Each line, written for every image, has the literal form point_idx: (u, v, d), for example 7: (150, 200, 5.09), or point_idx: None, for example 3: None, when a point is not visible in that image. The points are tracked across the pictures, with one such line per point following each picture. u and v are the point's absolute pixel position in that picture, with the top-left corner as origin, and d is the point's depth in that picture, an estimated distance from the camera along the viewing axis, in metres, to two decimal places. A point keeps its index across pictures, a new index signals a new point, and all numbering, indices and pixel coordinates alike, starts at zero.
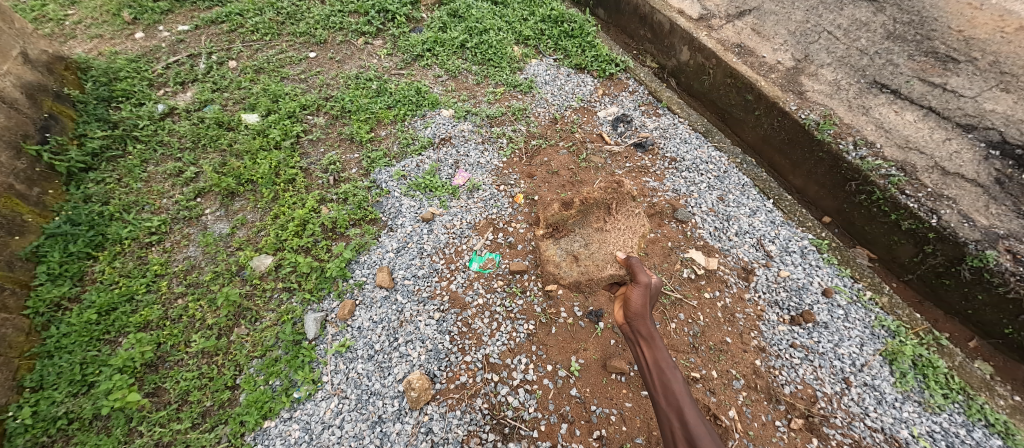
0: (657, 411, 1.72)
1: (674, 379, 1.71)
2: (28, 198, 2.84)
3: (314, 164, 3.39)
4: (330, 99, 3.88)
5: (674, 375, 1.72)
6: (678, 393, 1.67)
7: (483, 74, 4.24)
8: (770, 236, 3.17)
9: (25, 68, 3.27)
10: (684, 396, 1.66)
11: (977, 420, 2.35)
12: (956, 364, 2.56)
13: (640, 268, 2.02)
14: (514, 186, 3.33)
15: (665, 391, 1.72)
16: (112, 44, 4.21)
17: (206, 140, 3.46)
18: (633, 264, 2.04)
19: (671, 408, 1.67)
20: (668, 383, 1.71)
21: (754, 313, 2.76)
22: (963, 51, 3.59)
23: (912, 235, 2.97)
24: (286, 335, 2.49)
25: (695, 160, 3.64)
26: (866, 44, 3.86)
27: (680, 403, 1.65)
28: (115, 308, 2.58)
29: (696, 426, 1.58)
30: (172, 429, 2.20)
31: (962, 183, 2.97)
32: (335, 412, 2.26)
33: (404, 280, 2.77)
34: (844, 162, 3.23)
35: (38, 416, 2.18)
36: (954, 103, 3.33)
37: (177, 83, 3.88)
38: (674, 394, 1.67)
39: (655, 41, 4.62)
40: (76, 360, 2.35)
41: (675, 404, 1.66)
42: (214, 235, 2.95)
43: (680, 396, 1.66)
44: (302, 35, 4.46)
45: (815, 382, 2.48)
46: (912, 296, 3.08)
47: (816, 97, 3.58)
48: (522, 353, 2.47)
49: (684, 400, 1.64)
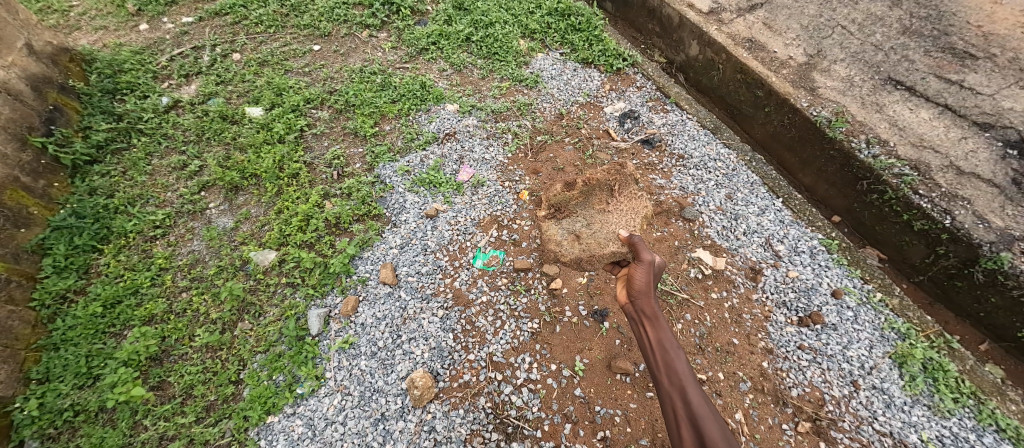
0: (658, 391, 1.67)
1: (676, 357, 1.68)
2: (34, 190, 2.84)
3: (318, 159, 3.36)
4: (334, 93, 3.84)
5: (676, 353, 1.69)
6: (681, 372, 1.63)
7: (489, 68, 4.19)
8: (778, 236, 3.12)
9: (29, 60, 3.25)
10: (687, 374, 1.63)
11: (988, 425, 2.30)
12: (966, 368, 2.51)
13: (643, 247, 2.05)
14: (519, 183, 3.29)
15: (668, 370, 1.68)
16: (116, 36, 4.19)
17: (210, 134, 3.44)
18: (635, 242, 2.06)
19: (674, 386, 1.63)
20: (670, 361, 1.68)
21: (761, 314, 2.72)
22: (982, 47, 3.49)
23: (925, 236, 2.90)
24: (290, 331, 2.48)
25: (703, 158, 3.58)
26: (881, 39, 3.76)
27: (683, 382, 1.61)
28: (120, 301, 2.58)
29: (698, 404, 1.54)
30: (176, 423, 2.20)
31: (978, 183, 2.90)
32: (337, 408, 2.26)
33: (408, 277, 2.75)
34: (855, 160, 3.16)
35: (45, 408, 2.19)
36: (971, 100, 3.24)
37: (181, 75, 3.86)
38: (676, 372, 1.64)
39: (663, 35, 4.54)
40: (81, 352, 2.36)
41: (677, 383, 1.62)
42: (218, 229, 2.95)
43: (682, 375, 1.63)
44: (306, 28, 4.42)
45: (823, 385, 2.44)
46: (922, 297, 3.02)
47: (829, 93, 3.50)
48: (526, 352, 2.45)
49: (686, 378, 1.60)
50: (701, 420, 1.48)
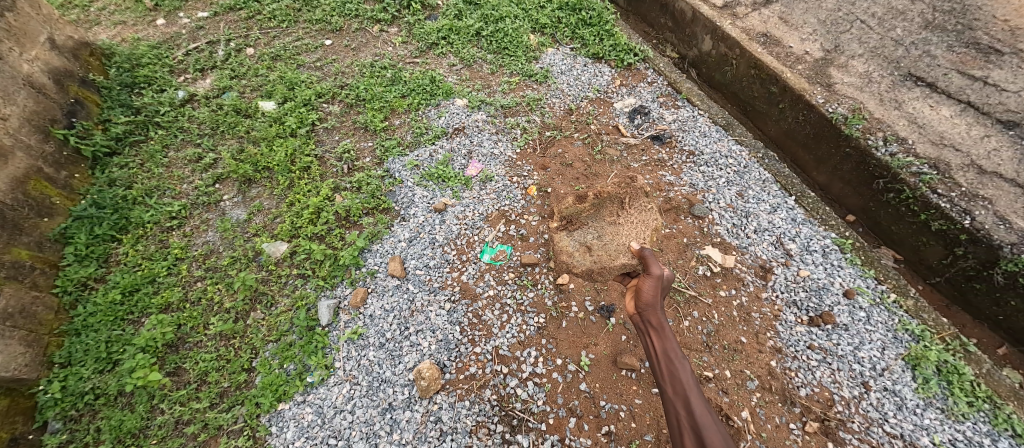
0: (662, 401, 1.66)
1: (681, 367, 1.67)
2: (56, 181, 2.92)
3: (329, 152, 3.41)
4: (345, 87, 3.88)
5: (680, 363, 1.68)
6: (685, 381, 1.63)
7: (498, 63, 4.19)
8: (790, 234, 3.08)
9: (52, 54, 3.33)
10: (691, 383, 1.62)
11: (1003, 430, 2.25)
12: (983, 372, 2.46)
13: (652, 260, 1.99)
14: (527, 178, 3.30)
15: (672, 379, 1.67)
16: (134, 30, 4.28)
17: (224, 127, 3.51)
18: (647, 256, 2.01)
19: (677, 394, 1.62)
20: (675, 371, 1.67)
21: (771, 313, 2.69)
22: (1008, 42, 3.38)
23: (943, 237, 2.84)
24: (300, 321, 2.53)
25: (714, 155, 3.54)
26: (902, 34, 3.67)
27: (687, 392, 1.60)
28: (138, 289, 2.65)
29: (701, 412, 1.54)
30: (192, 408, 2.27)
31: (1000, 183, 2.82)
32: (346, 397, 2.30)
33: (416, 270, 2.78)
34: (872, 158, 3.10)
35: (67, 391, 2.27)
36: (995, 97, 3.15)
37: (197, 69, 3.94)
38: (680, 382, 1.63)
39: (676, 30, 4.49)
40: (101, 338, 2.43)
41: (681, 393, 1.61)
42: (231, 221, 3.01)
43: (686, 385, 1.62)
44: (318, 22, 4.47)
45: (833, 386, 2.41)
46: (938, 300, 2.96)
47: (845, 89, 3.43)
48: (532, 346, 2.46)
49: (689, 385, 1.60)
50: (704, 431, 1.48)
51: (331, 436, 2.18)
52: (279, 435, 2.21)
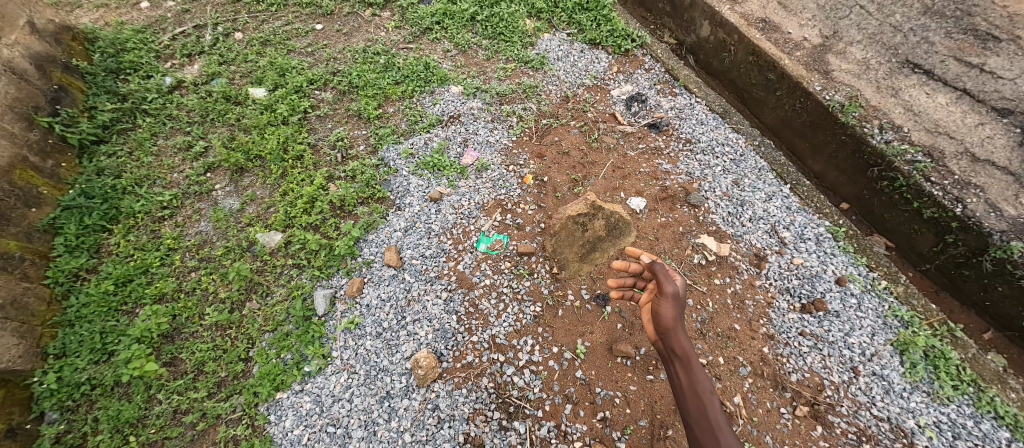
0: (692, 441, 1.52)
1: (712, 407, 1.50)
2: (43, 170, 2.85)
3: (322, 140, 3.36)
4: (337, 74, 3.81)
5: (711, 402, 1.51)
6: (718, 424, 1.47)
7: (494, 49, 4.12)
8: (785, 222, 3.09)
9: (32, 38, 3.23)
10: (723, 425, 1.47)
11: (986, 412, 2.31)
12: (969, 356, 2.51)
13: (666, 275, 1.63)
14: (524, 167, 3.28)
15: (702, 419, 1.51)
16: (117, 14, 4.15)
17: (214, 114, 3.44)
18: (660, 270, 1.62)
19: (693, 402, 1.55)
20: (705, 411, 1.50)
21: (764, 300, 2.72)
22: (1006, 29, 3.36)
23: (934, 224, 2.87)
24: (297, 311, 2.53)
25: (711, 142, 3.54)
26: (901, 20, 3.63)
27: (721, 438, 1.45)
28: (131, 279, 2.63)
29: None
30: (189, 397, 2.28)
31: (992, 171, 2.83)
32: (344, 386, 2.31)
33: (412, 259, 2.77)
34: (867, 145, 3.10)
35: (63, 382, 2.27)
36: (991, 85, 3.14)
37: (184, 55, 3.84)
38: (711, 426, 1.47)
39: (674, 15, 4.42)
40: (95, 329, 2.41)
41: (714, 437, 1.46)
42: (224, 210, 2.97)
43: (719, 429, 1.46)
44: (308, 6, 4.36)
45: (823, 371, 2.46)
46: (928, 286, 3.00)
47: (843, 77, 3.42)
48: (528, 335, 2.48)
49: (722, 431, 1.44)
50: None
51: (329, 423, 2.20)
52: (278, 423, 2.22)
